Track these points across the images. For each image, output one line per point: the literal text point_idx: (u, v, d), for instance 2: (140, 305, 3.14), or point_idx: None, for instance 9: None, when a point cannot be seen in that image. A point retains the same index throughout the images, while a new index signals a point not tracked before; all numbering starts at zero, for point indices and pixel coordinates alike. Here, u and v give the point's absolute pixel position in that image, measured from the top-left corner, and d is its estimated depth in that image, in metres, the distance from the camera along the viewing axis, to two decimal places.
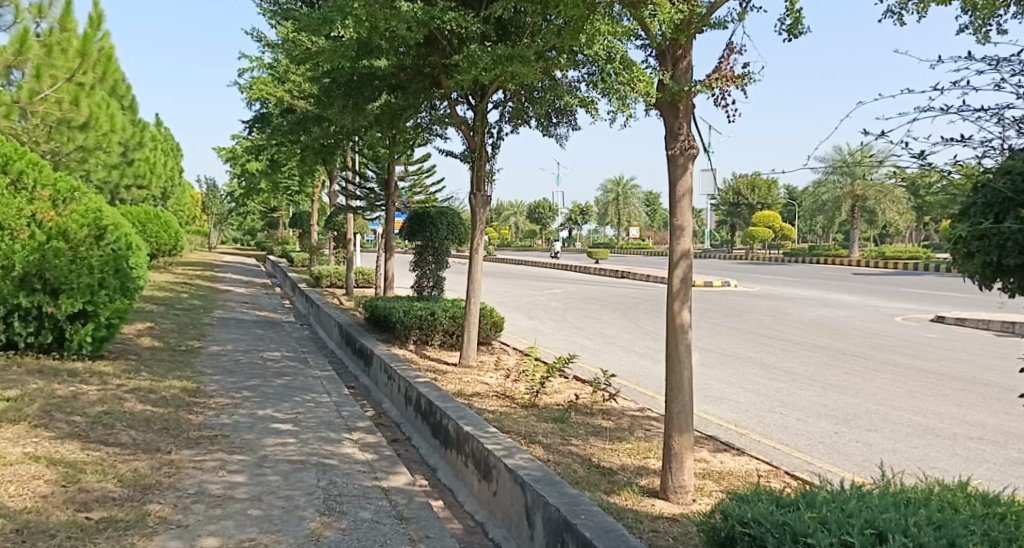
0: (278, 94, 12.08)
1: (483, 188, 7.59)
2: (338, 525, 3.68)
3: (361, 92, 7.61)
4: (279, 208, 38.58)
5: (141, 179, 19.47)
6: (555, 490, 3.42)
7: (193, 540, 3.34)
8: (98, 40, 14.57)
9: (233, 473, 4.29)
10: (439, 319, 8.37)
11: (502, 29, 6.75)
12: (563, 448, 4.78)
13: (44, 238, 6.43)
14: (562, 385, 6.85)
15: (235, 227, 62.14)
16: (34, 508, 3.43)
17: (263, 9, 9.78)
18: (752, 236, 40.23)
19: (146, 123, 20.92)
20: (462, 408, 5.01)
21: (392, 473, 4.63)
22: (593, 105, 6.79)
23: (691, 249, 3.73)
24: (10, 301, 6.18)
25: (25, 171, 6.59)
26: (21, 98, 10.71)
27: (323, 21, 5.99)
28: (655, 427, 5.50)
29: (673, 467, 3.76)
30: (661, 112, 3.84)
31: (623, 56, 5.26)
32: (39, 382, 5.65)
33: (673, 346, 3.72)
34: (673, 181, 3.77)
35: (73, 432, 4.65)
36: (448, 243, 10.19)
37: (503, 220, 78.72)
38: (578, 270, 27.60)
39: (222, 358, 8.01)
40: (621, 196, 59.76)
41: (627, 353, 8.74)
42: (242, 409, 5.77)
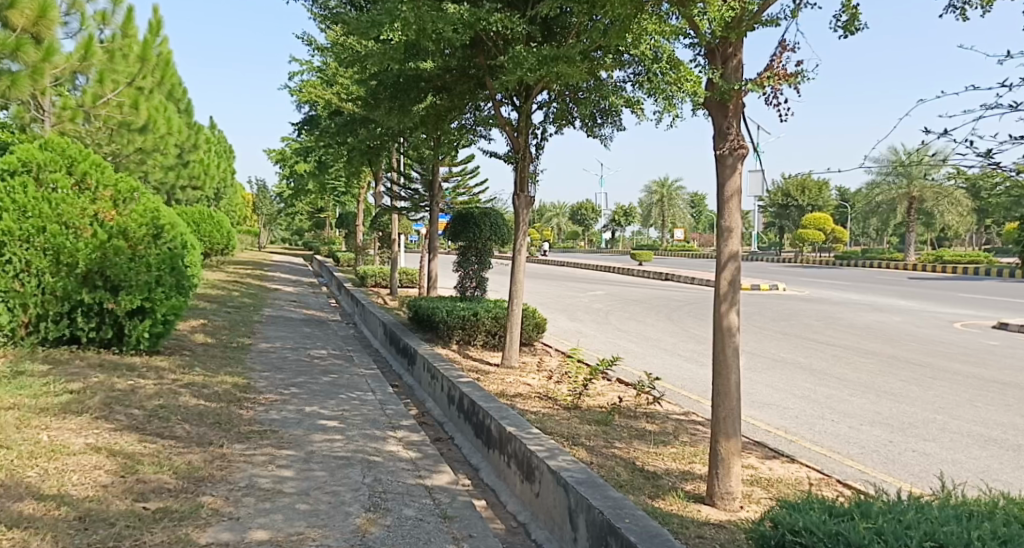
0: (326, 96, 12.31)
1: (527, 188, 7.59)
2: (383, 522, 3.73)
3: (407, 94, 7.71)
4: (326, 208, 39.21)
5: (196, 180, 20.07)
6: (599, 493, 3.41)
7: (244, 532, 3.43)
8: (157, 46, 15.11)
9: (282, 468, 4.38)
10: (482, 319, 8.41)
11: (547, 29, 6.76)
12: (607, 450, 4.75)
13: (106, 237, 6.66)
14: (605, 388, 6.81)
15: (284, 227, 63.50)
16: (95, 497, 3.56)
17: (313, 13, 9.98)
18: (801, 239, 39.28)
19: (200, 126, 21.58)
20: (505, 409, 5.02)
21: (436, 471, 4.67)
22: (638, 105, 6.73)
23: (739, 251, 3.67)
24: (74, 298, 6.45)
25: (88, 172, 6.90)
26: (85, 102, 11.47)
27: (371, 23, 6.06)
28: (701, 431, 5.42)
29: (720, 472, 3.70)
30: (710, 112, 3.79)
31: (669, 55, 5.20)
32: (100, 375, 5.87)
33: (720, 349, 3.67)
34: (722, 181, 3.71)
35: (132, 424, 4.81)
36: (491, 244, 10.23)
37: (546, 221, 78.51)
38: (622, 273, 27.41)
39: (271, 355, 8.19)
40: (666, 197, 58.90)
41: (671, 356, 8.64)
42: (290, 406, 5.89)
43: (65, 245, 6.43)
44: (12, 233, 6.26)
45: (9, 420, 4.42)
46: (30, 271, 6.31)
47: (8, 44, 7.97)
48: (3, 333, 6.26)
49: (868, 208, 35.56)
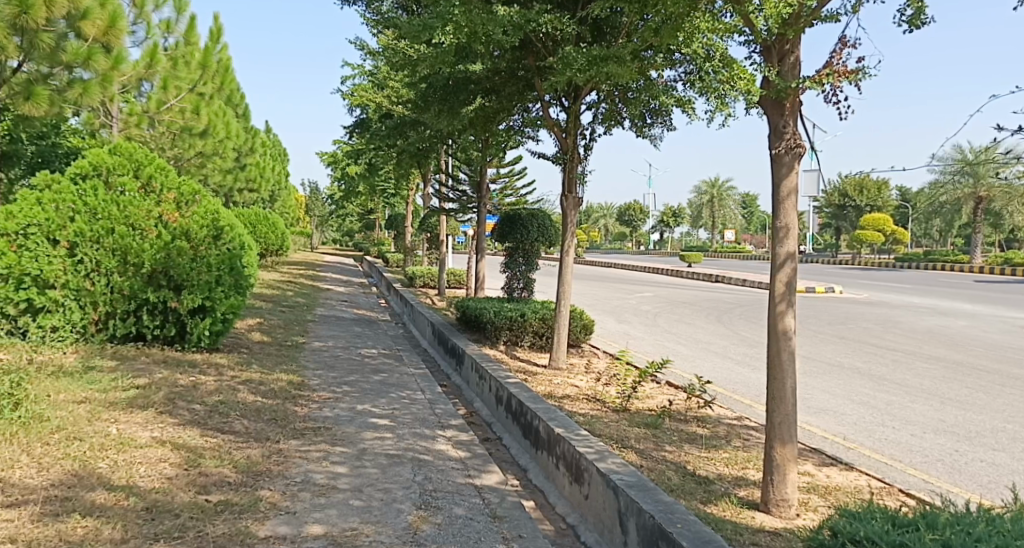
0: (377, 99, 12.51)
1: (575, 189, 7.57)
2: (434, 520, 3.77)
3: (457, 96, 7.79)
4: (376, 210, 39.77)
5: (252, 182, 20.65)
6: (650, 496, 3.39)
7: (300, 526, 3.51)
8: (217, 53, 15.62)
9: (336, 464, 4.48)
10: (529, 321, 8.42)
11: (597, 30, 6.74)
12: (657, 454, 4.71)
13: (170, 238, 6.91)
14: (655, 390, 6.75)
15: (336, 229, 64.74)
16: (161, 488, 3.70)
17: (366, 18, 10.17)
18: (859, 240, 38.12)
19: (256, 131, 22.17)
20: (553, 410, 5.02)
21: (485, 471, 4.70)
22: (690, 104, 6.64)
23: (796, 252, 3.60)
24: (140, 296, 6.71)
25: (154, 175, 7.18)
26: (150, 107, 11.96)
27: (423, 26, 6.11)
28: (754, 436, 5.33)
29: (775, 479, 3.63)
30: (765, 110, 3.73)
31: (722, 53, 5.11)
32: (164, 371, 6.10)
33: (775, 352, 3.62)
34: (777, 180, 3.65)
35: (194, 419, 4.99)
36: (538, 245, 10.23)
37: (593, 222, 77.90)
38: (671, 274, 27.06)
39: (324, 354, 8.37)
40: (716, 198, 57.73)
41: (723, 360, 8.51)
42: (343, 404, 6.01)
43: (132, 246, 6.69)
44: (83, 234, 6.55)
45: (82, 413, 4.64)
46: (100, 270, 6.59)
47: (80, 54, 8.41)
48: (75, 329, 6.55)
49: (930, 208, 34.21)
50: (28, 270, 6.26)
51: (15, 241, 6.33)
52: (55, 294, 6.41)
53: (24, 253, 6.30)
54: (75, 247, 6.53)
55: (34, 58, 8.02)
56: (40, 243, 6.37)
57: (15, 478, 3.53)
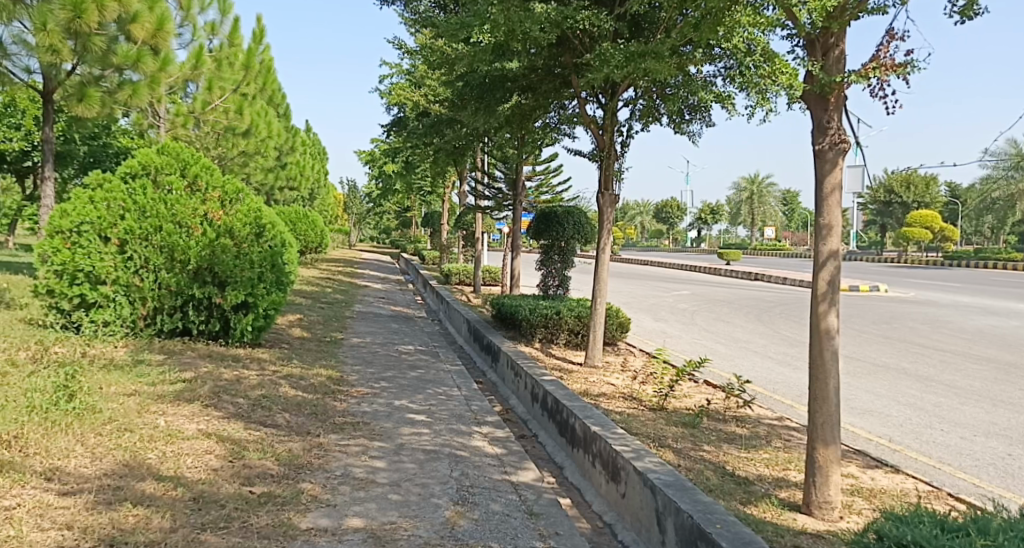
0: (415, 98, 12.60)
1: (611, 186, 7.51)
2: (471, 515, 3.80)
3: (493, 94, 7.78)
4: (413, 207, 40.04)
5: (291, 180, 21.05)
6: (688, 496, 3.36)
7: (341, 519, 3.58)
8: (260, 54, 15.95)
9: (375, 459, 4.54)
10: (565, 318, 8.40)
11: (635, 26, 6.69)
12: (694, 453, 4.67)
13: (214, 235, 7.05)
14: (692, 389, 6.69)
15: (373, 228, 65.56)
16: (207, 479, 3.81)
17: (404, 17, 10.25)
18: (906, 237, 37.18)
19: (296, 131, 22.54)
20: (590, 408, 5.00)
21: (521, 468, 4.72)
22: (729, 100, 6.54)
23: (840, 249, 3.53)
24: (186, 292, 6.89)
25: (199, 174, 7.32)
26: (195, 107, 12.37)
27: (461, 25, 6.16)
28: (795, 437, 5.24)
29: (817, 480, 3.57)
30: (808, 105, 3.67)
31: (763, 47, 5.02)
32: (208, 365, 6.26)
33: (817, 352, 3.56)
34: (820, 177, 3.59)
35: (238, 412, 5.10)
36: (574, 242, 10.19)
37: (630, 219, 77.10)
38: (709, 272, 26.69)
39: (362, 350, 8.47)
40: (756, 195, 56.67)
41: (763, 359, 8.38)
42: (380, 399, 6.09)
43: (179, 243, 6.86)
44: (133, 231, 6.76)
45: (132, 405, 4.78)
46: (148, 267, 6.79)
47: (129, 56, 8.70)
48: (125, 324, 6.79)
49: (981, 205, 33.07)
50: (82, 266, 6.54)
51: (70, 239, 6.62)
52: (106, 289, 6.66)
53: (78, 250, 6.58)
54: (125, 244, 6.76)
55: (86, 61, 8.44)
56: (92, 240, 6.64)
57: (69, 467, 3.66)
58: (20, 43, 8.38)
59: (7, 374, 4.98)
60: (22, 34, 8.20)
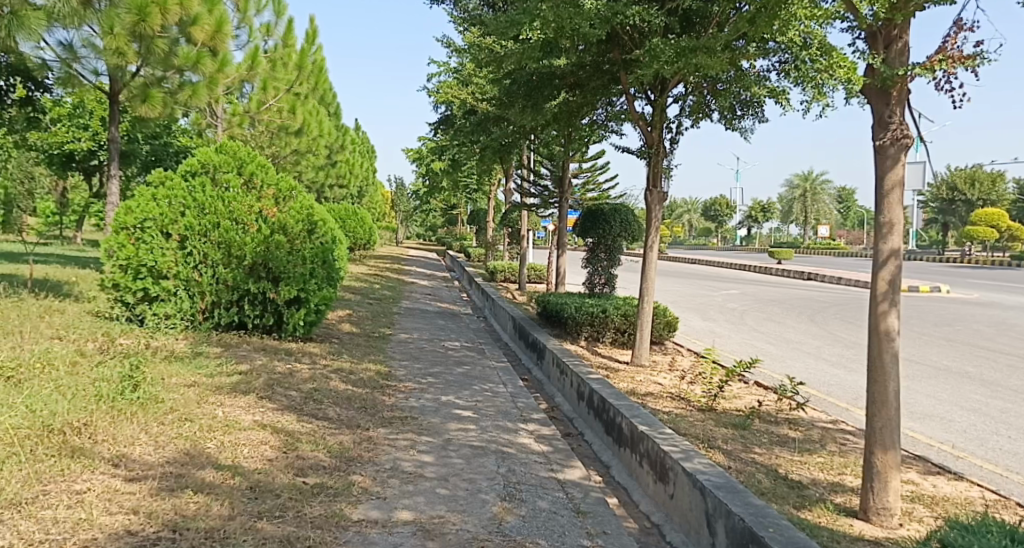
0: (463, 96, 12.66)
1: (659, 184, 7.41)
2: (518, 512, 3.81)
3: (541, 91, 7.74)
4: (458, 204, 40.25)
5: (341, 178, 21.47)
6: (739, 499, 3.31)
7: (390, 511, 3.63)
8: (312, 54, 16.28)
9: (423, 453, 4.59)
10: (611, 317, 8.33)
11: (686, 20, 6.58)
12: (745, 455, 4.58)
13: (269, 232, 7.21)
14: (742, 390, 6.57)
15: (420, 225, 66.23)
16: (263, 469, 3.91)
17: (453, 16, 10.30)
18: (970, 236, 35.76)
19: (346, 129, 22.93)
20: (637, 407, 4.96)
21: (567, 465, 4.71)
22: (784, 95, 6.38)
23: (901, 248, 3.42)
24: (242, 287, 7.07)
25: (255, 172, 7.51)
26: (251, 107, 12.74)
27: (510, 23, 6.16)
28: (851, 441, 5.09)
29: (875, 486, 3.47)
30: (869, 100, 3.57)
31: (821, 39, 4.88)
32: (263, 358, 6.43)
33: (876, 354, 3.47)
34: (881, 173, 3.48)
35: (291, 405, 5.22)
36: (621, 240, 10.09)
37: (677, 218, 75.88)
38: (759, 271, 26.11)
39: (409, 345, 8.58)
40: (809, 192, 55.11)
41: (817, 361, 8.16)
42: (428, 394, 6.15)
43: (235, 240, 7.05)
44: (192, 228, 6.99)
45: (192, 396, 4.94)
46: (207, 262, 7.00)
47: (190, 58, 8.99)
48: (185, 318, 7.03)
49: None
50: (145, 261, 6.81)
51: (134, 235, 6.90)
52: (168, 284, 6.92)
53: (142, 246, 6.86)
54: (185, 240, 7.00)
55: (150, 62, 8.71)
56: (155, 236, 6.91)
57: (135, 454, 3.80)
58: (89, 47, 8.70)
59: (77, 363, 5.22)
60: (90, 38, 8.52)
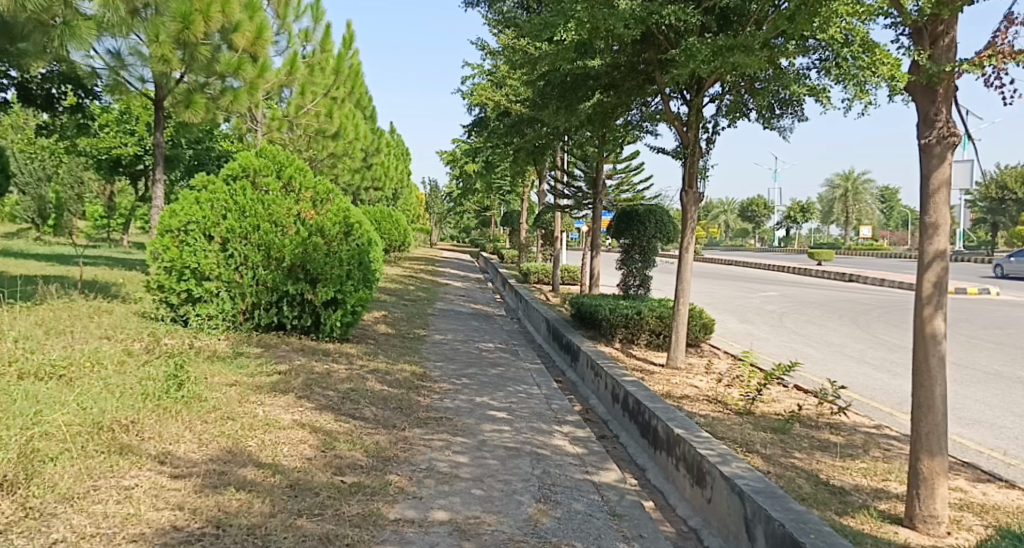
0: (497, 98, 12.70)
1: (695, 184, 7.33)
2: (554, 513, 3.81)
3: (575, 92, 7.72)
4: (492, 207, 40.34)
5: (376, 180, 21.72)
6: (779, 504, 3.25)
7: (426, 511, 3.65)
8: (349, 58, 16.57)
9: (458, 454, 4.61)
10: (646, 319, 8.27)
11: (723, 19, 6.50)
12: (785, 460, 4.51)
13: (307, 234, 7.32)
14: (781, 394, 6.47)
15: (454, 227, 66.63)
16: (303, 467, 3.98)
17: (487, 18, 10.33)
18: (1021, 237, 34.53)
19: (381, 132, 23.18)
20: (673, 410, 4.92)
21: (602, 468, 4.69)
22: (824, 93, 6.26)
23: (947, 249, 3.33)
24: (281, 288, 7.20)
25: (294, 175, 7.62)
26: (289, 112, 13.14)
27: (545, 25, 6.16)
28: (895, 446, 4.98)
29: (921, 493, 3.38)
30: (914, 98, 3.49)
31: (863, 36, 4.78)
32: (301, 358, 6.53)
33: (922, 357, 3.38)
34: (926, 172, 3.39)
35: (328, 404, 5.30)
36: (656, 241, 10.00)
37: (714, 219, 74.74)
38: (799, 273, 25.62)
39: (444, 346, 8.63)
40: (850, 192, 53.82)
41: (859, 364, 7.98)
42: (462, 396, 6.18)
43: (275, 242, 7.17)
44: (233, 230, 7.13)
45: (234, 395, 5.05)
46: (247, 264, 7.14)
47: (231, 64, 9.21)
48: (227, 318, 7.18)
49: None
50: (189, 263, 6.98)
51: (179, 237, 7.08)
52: (210, 285, 7.08)
53: (186, 248, 7.03)
54: (226, 242, 7.14)
55: (194, 69, 8.93)
56: (198, 239, 7.07)
57: (180, 452, 3.90)
58: (136, 54, 8.92)
59: (124, 362, 5.37)
60: (137, 46, 8.74)
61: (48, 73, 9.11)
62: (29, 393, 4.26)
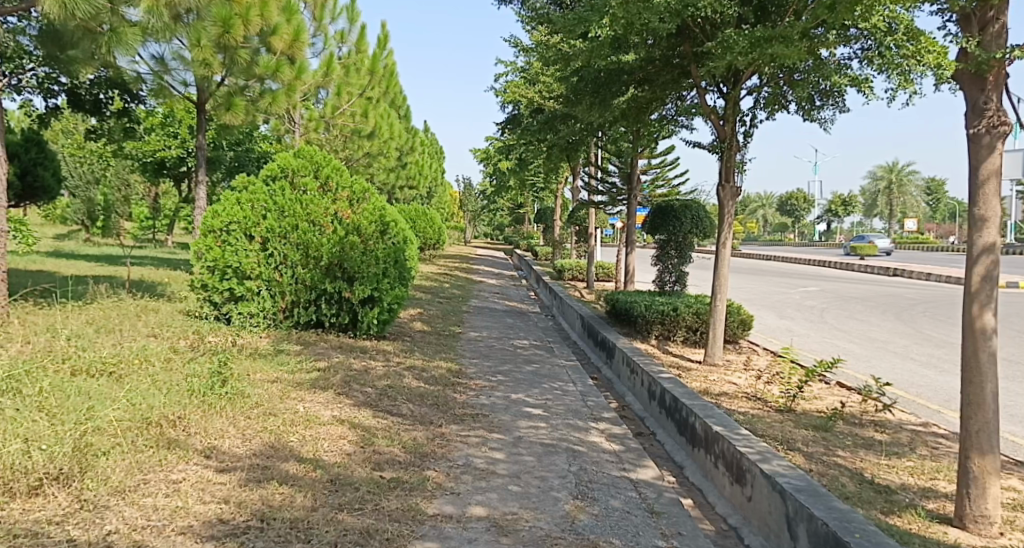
0: (531, 95, 12.84)
1: (732, 179, 7.22)
2: (591, 510, 3.80)
3: (609, 88, 7.64)
4: (525, 204, 40.28)
5: (411, 179, 21.90)
6: (822, 503, 3.19)
7: (464, 507, 3.68)
8: (383, 59, 16.84)
9: (494, 450, 4.64)
10: (682, 315, 8.19)
11: (761, 10, 6.39)
12: (828, 458, 4.43)
13: (344, 233, 7.41)
14: (823, 391, 6.35)
15: (488, 224, 66.79)
16: (342, 463, 4.03)
17: (520, 15, 10.32)
18: None
19: (415, 131, 23.34)
20: (711, 407, 4.86)
21: (639, 465, 4.66)
22: (866, 83, 6.11)
23: (997, 242, 3.23)
24: (319, 286, 7.30)
25: (331, 175, 7.71)
26: (326, 112, 13.38)
27: (578, 20, 6.11)
28: (944, 445, 4.84)
29: (972, 492, 3.28)
30: (962, 87, 3.39)
31: (908, 25, 4.66)
32: (340, 356, 6.61)
33: (971, 354, 3.28)
34: (975, 163, 3.29)
35: (366, 401, 5.37)
36: (692, 236, 9.87)
37: (751, 213, 73.46)
38: (840, 268, 25.01)
39: (479, 344, 8.65)
40: (894, 183, 52.26)
41: (905, 361, 7.78)
42: (498, 392, 6.20)
43: (312, 241, 7.27)
44: (273, 230, 7.26)
45: (275, 391, 5.16)
46: (287, 263, 7.26)
47: (270, 66, 9.42)
48: (268, 316, 7.33)
49: None
50: (231, 262, 7.12)
51: (221, 237, 7.24)
52: (251, 284, 7.22)
53: (228, 248, 7.18)
54: (266, 242, 7.27)
55: (234, 72, 9.17)
56: (239, 238, 7.22)
57: (225, 447, 3.99)
58: (178, 59, 9.13)
59: (171, 359, 5.51)
60: (179, 50, 8.95)
61: (96, 78, 9.37)
62: (81, 389, 4.40)
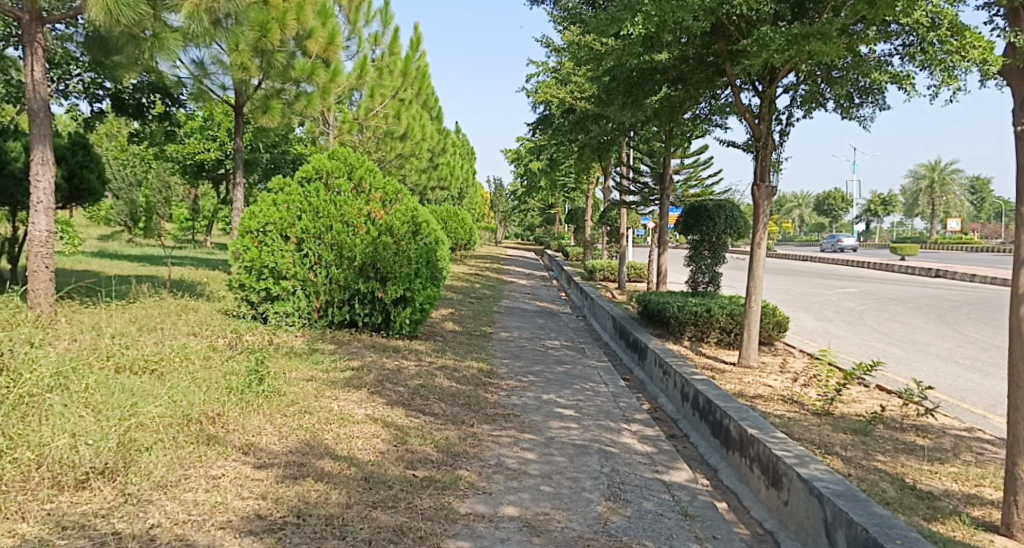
0: (562, 95, 12.78)
1: (767, 178, 7.11)
2: (624, 512, 3.78)
3: (642, 87, 7.57)
4: (556, 204, 40.18)
5: (442, 180, 21.98)
6: (861, 508, 3.13)
7: (496, 506, 3.69)
8: (416, 60, 16.99)
9: (526, 450, 4.64)
10: (716, 316, 8.08)
11: (798, 7, 6.29)
12: (868, 463, 4.33)
13: (377, 233, 7.47)
14: (862, 394, 6.22)
15: (519, 224, 66.77)
16: (376, 461, 4.07)
17: (552, 16, 10.33)
18: None
19: (447, 132, 23.43)
20: (746, 409, 4.79)
21: (673, 467, 4.62)
22: (908, 79, 5.97)
23: None
24: (353, 286, 7.38)
25: (364, 177, 7.77)
26: (359, 114, 13.64)
27: (610, 20, 6.06)
28: (989, 450, 4.71)
29: (1020, 500, 3.19)
30: (1009, 82, 3.30)
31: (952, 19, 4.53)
32: (372, 355, 6.67)
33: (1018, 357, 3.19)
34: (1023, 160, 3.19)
35: (399, 400, 5.41)
36: (726, 237, 9.74)
37: (786, 213, 72.25)
38: (880, 270, 24.42)
39: (510, 344, 8.66)
40: (935, 182, 50.83)
41: (947, 364, 7.58)
42: (529, 393, 6.20)
43: (346, 242, 7.35)
44: (308, 231, 7.37)
45: (310, 389, 5.23)
46: (321, 263, 7.36)
47: (305, 70, 9.46)
48: (303, 315, 7.44)
49: None
50: (267, 263, 7.25)
51: (258, 238, 7.38)
52: (287, 284, 7.33)
53: (265, 248, 7.31)
54: (301, 243, 7.39)
55: (270, 75, 9.35)
56: (275, 239, 7.35)
57: (262, 443, 4.06)
58: (218, 62, 9.35)
59: (209, 357, 5.63)
60: (218, 55, 9.15)
61: (138, 83, 9.33)
62: (124, 386, 4.51)
